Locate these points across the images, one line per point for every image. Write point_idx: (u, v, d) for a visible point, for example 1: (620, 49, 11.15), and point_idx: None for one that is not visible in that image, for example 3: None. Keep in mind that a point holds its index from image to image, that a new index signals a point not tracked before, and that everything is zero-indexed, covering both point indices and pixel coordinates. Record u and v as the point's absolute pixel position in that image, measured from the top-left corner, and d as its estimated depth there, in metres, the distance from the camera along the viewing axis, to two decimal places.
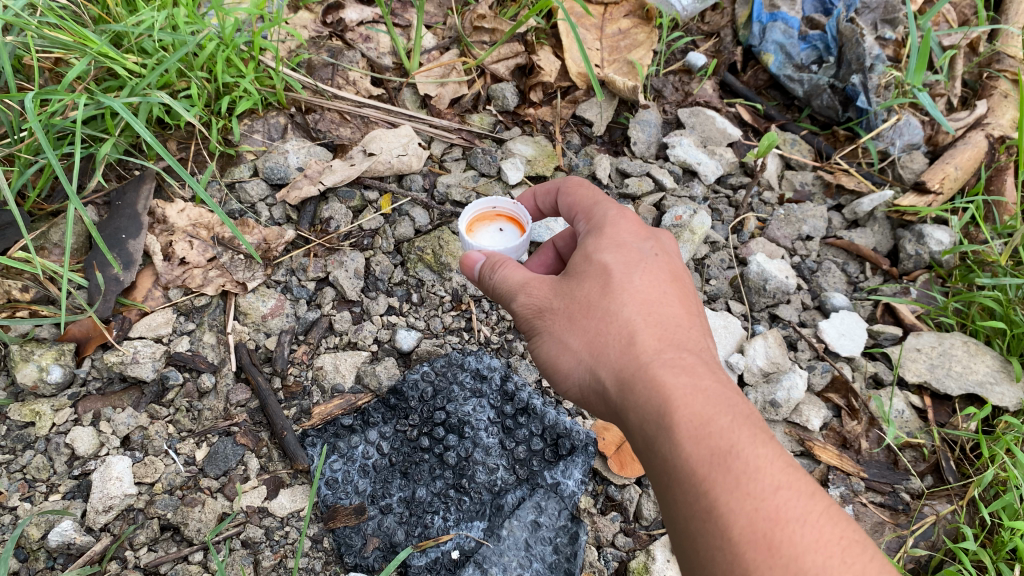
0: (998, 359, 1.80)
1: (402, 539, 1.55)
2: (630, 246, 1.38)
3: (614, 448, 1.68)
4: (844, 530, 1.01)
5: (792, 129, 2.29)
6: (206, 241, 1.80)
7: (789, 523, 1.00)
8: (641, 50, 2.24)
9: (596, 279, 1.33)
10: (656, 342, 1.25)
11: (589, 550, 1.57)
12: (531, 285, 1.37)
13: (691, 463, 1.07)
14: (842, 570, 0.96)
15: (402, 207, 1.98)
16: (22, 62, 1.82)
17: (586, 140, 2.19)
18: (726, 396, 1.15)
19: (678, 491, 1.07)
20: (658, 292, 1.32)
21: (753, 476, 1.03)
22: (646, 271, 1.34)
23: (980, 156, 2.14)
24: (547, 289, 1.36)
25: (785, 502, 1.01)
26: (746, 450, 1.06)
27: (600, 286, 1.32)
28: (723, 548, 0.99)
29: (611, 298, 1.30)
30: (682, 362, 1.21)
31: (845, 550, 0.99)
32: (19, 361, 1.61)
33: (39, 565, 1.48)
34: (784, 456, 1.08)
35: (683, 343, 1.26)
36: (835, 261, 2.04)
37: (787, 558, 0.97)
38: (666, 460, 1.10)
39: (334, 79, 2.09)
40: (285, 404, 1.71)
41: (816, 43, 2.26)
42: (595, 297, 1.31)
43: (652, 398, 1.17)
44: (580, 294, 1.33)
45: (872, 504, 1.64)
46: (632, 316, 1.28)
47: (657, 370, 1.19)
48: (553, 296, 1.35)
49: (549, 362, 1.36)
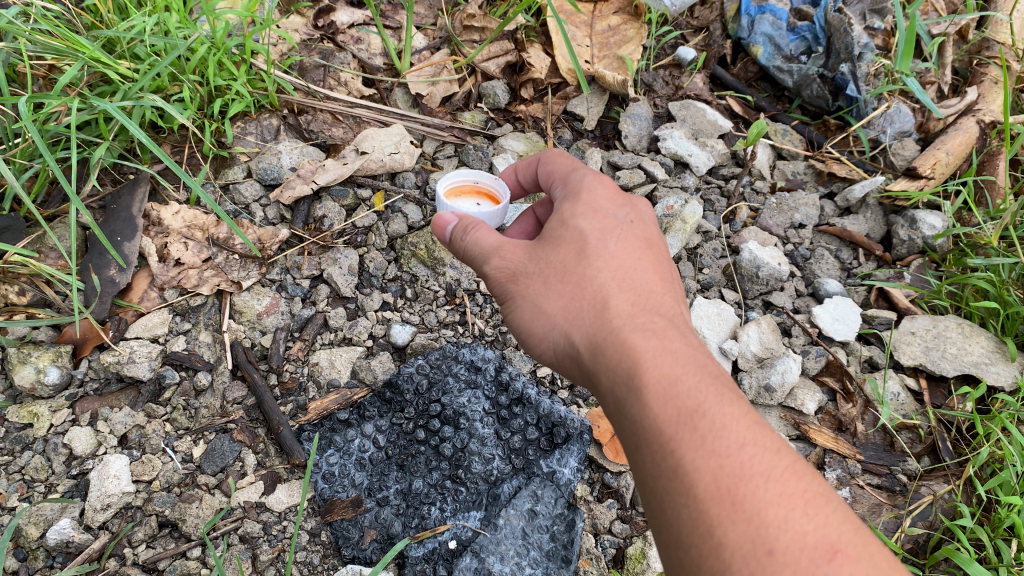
0: (993, 340, 1.81)
1: (399, 530, 1.55)
2: (606, 213, 1.39)
3: (609, 435, 1.69)
4: (809, 484, 0.99)
5: (783, 120, 2.30)
6: (201, 242, 1.81)
7: (754, 479, 0.98)
8: (630, 45, 2.26)
9: (570, 246, 1.34)
10: (629, 306, 1.25)
11: (585, 537, 1.57)
12: (505, 249, 1.38)
13: (658, 421, 1.07)
14: (805, 524, 0.94)
15: (395, 204, 1.99)
16: (15, 71, 1.84)
17: (578, 135, 2.21)
18: (695, 358, 1.15)
19: (645, 449, 1.08)
20: (631, 257, 1.33)
21: (719, 433, 1.02)
22: (621, 237, 1.35)
23: (972, 141, 2.14)
24: (521, 253, 1.37)
25: (749, 457, 1.00)
26: (712, 408, 1.05)
27: (575, 253, 1.33)
28: (689, 505, 0.99)
29: (586, 264, 1.31)
30: (654, 325, 1.21)
31: (808, 503, 0.97)
32: (17, 364, 1.61)
33: (39, 563, 1.48)
34: (751, 414, 1.07)
35: (655, 307, 1.26)
36: (828, 248, 2.05)
37: (749, 513, 0.95)
38: (636, 421, 1.10)
39: (325, 81, 2.10)
40: (281, 400, 1.71)
41: (805, 34, 2.26)
42: (570, 263, 1.33)
43: (622, 360, 1.17)
44: (554, 260, 1.34)
45: (869, 486, 1.65)
46: (605, 282, 1.29)
47: (629, 333, 1.20)
48: (528, 261, 1.35)
49: (523, 327, 1.36)
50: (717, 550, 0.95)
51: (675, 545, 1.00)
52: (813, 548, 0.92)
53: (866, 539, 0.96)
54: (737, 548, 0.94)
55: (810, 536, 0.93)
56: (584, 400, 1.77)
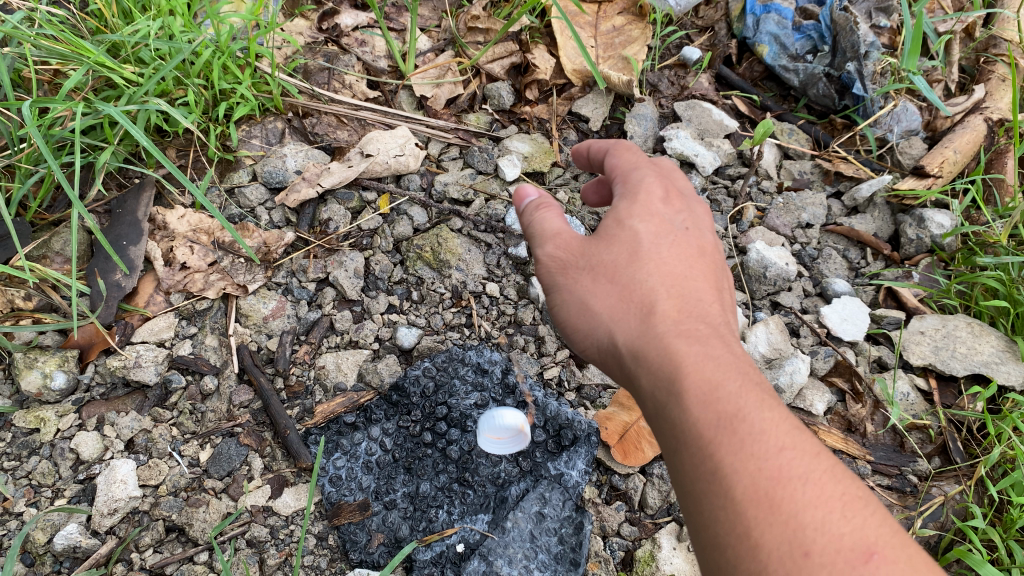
0: (1003, 339, 1.79)
1: (406, 533, 1.55)
2: (662, 217, 1.32)
3: (617, 437, 1.65)
4: (847, 487, 0.98)
5: (789, 119, 2.27)
6: (207, 246, 1.80)
7: (791, 481, 0.97)
8: (636, 45, 2.24)
9: (622, 246, 1.29)
10: (677, 311, 1.21)
11: (594, 539, 1.56)
12: (563, 237, 1.35)
13: (698, 425, 1.05)
14: (842, 525, 0.93)
15: (400, 206, 1.96)
16: (21, 76, 1.84)
17: (583, 136, 2.18)
18: (739, 364, 1.12)
19: (684, 452, 1.06)
20: (683, 264, 1.28)
21: (758, 438, 1.01)
22: (675, 241, 1.30)
23: (979, 139, 2.13)
24: (576, 245, 1.33)
25: (787, 461, 0.99)
26: (752, 413, 1.03)
27: (627, 253, 1.28)
28: (726, 508, 0.97)
29: (636, 266, 1.27)
30: (701, 333, 1.17)
31: (846, 505, 0.96)
32: (24, 369, 1.62)
33: (46, 568, 1.49)
34: (790, 419, 1.05)
35: (705, 315, 1.21)
36: (836, 248, 2.04)
37: (787, 515, 0.94)
38: (677, 423, 1.08)
39: (330, 84, 2.09)
40: (288, 404, 1.71)
41: (811, 33, 2.26)
42: (620, 263, 1.28)
43: (663, 363, 1.14)
44: (603, 258, 1.29)
45: (880, 487, 1.64)
46: (655, 286, 1.24)
47: (674, 338, 1.16)
48: (580, 254, 1.32)
49: (568, 325, 1.33)
50: (754, 552, 0.93)
51: (711, 545, 0.99)
52: (850, 549, 0.91)
53: (905, 542, 0.93)
54: (774, 550, 0.92)
55: (847, 538, 0.92)
56: (592, 402, 1.75)
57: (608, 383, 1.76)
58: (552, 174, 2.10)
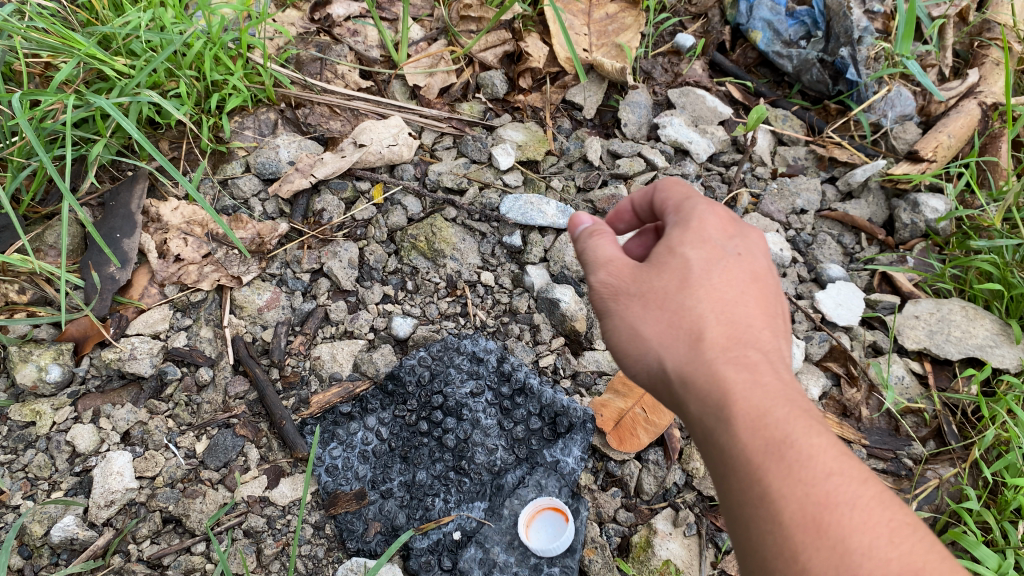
0: (997, 323, 1.81)
1: (403, 522, 1.56)
2: (720, 238, 1.16)
3: (613, 424, 1.65)
4: (897, 513, 0.92)
5: (783, 105, 2.27)
6: (201, 237, 1.80)
7: (839, 506, 0.91)
8: (628, 33, 2.22)
9: (671, 266, 1.14)
10: (732, 338, 1.07)
11: (591, 525, 1.56)
12: (616, 263, 1.19)
13: (747, 453, 0.96)
14: (891, 550, 0.87)
15: (394, 196, 1.96)
16: (12, 69, 1.84)
17: (578, 124, 2.17)
18: (797, 394, 1.01)
19: (730, 480, 0.98)
20: (741, 287, 1.12)
21: (807, 463, 0.93)
22: (732, 264, 1.14)
23: (973, 124, 2.12)
24: (628, 270, 1.17)
25: (837, 487, 0.92)
26: (801, 439, 0.95)
27: (679, 274, 1.12)
28: (773, 532, 0.91)
29: (689, 289, 1.11)
30: (756, 361, 1.04)
31: (896, 531, 0.89)
32: (18, 362, 1.62)
33: (44, 561, 1.50)
34: (842, 447, 0.97)
35: (762, 341, 1.08)
36: (830, 234, 2.04)
37: (835, 539, 0.89)
38: (723, 451, 0.99)
39: (322, 74, 2.08)
40: (284, 395, 1.70)
41: (805, 18, 2.24)
42: (671, 284, 1.12)
43: (713, 391, 1.02)
44: (652, 283, 1.13)
45: (875, 471, 1.64)
46: (709, 314, 1.08)
47: (727, 366, 1.03)
48: (631, 279, 1.15)
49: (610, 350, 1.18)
50: None
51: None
52: None
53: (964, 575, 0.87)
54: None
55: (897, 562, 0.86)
56: (587, 389, 1.75)
57: (604, 370, 1.77)
58: (546, 163, 2.08)
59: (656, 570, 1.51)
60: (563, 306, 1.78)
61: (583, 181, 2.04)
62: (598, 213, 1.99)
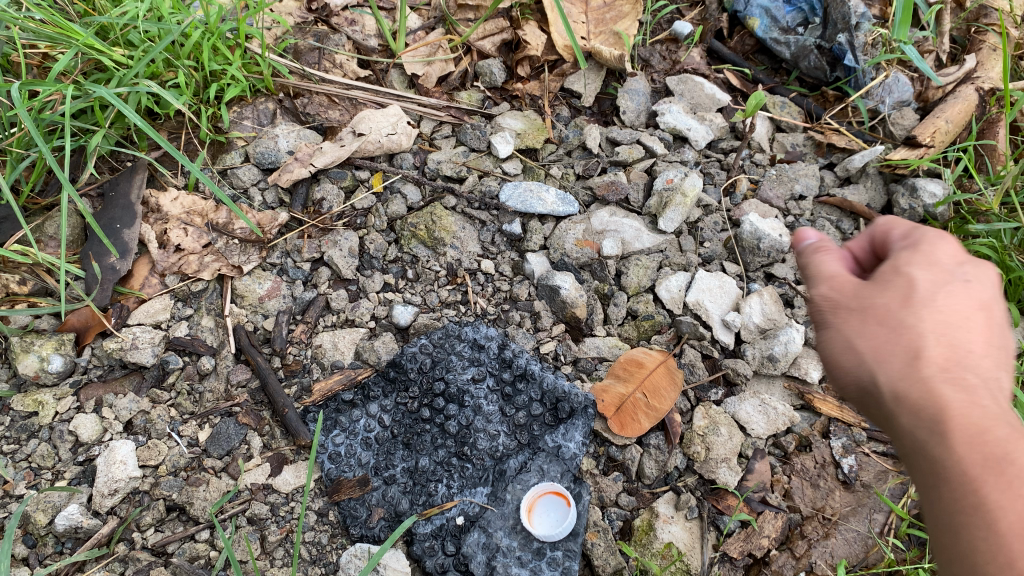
0: None
1: (406, 508, 1.56)
2: (950, 264, 1.03)
3: (614, 408, 1.66)
4: None
5: (781, 92, 2.27)
6: (201, 227, 1.80)
7: None
8: (627, 20, 2.22)
9: (896, 284, 1.03)
10: (954, 361, 0.95)
11: (593, 510, 1.57)
12: (840, 278, 1.09)
13: (962, 467, 0.90)
14: None
15: (393, 184, 1.96)
16: (9, 60, 1.84)
17: (575, 112, 2.17)
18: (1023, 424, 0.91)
19: (942, 492, 0.92)
20: (969, 315, 1.00)
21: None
22: (964, 287, 1.01)
23: (971, 109, 2.13)
24: (851, 285, 1.07)
25: None
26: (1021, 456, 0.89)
27: (902, 293, 1.01)
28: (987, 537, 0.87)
29: (911, 308, 1.00)
30: (980, 389, 0.93)
31: None
32: (20, 353, 1.62)
33: (48, 549, 1.51)
34: None
35: (984, 372, 0.95)
36: (829, 220, 2.04)
37: None
38: (935, 464, 0.93)
39: (321, 64, 2.07)
40: (286, 382, 1.71)
41: (801, 5, 2.24)
42: (892, 301, 1.01)
43: (928, 410, 0.94)
44: (875, 298, 1.03)
45: (875, 453, 1.67)
46: (933, 333, 0.97)
47: (944, 390, 0.93)
48: (854, 294, 1.05)
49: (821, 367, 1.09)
50: None
51: None
52: None
53: None
54: None
55: None
56: (588, 374, 1.75)
57: (604, 356, 1.77)
58: (545, 151, 2.08)
59: (658, 553, 1.52)
60: (563, 293, 1.78)
61: (582, 169, 2.03)
62: (598, 199, 1.99)
